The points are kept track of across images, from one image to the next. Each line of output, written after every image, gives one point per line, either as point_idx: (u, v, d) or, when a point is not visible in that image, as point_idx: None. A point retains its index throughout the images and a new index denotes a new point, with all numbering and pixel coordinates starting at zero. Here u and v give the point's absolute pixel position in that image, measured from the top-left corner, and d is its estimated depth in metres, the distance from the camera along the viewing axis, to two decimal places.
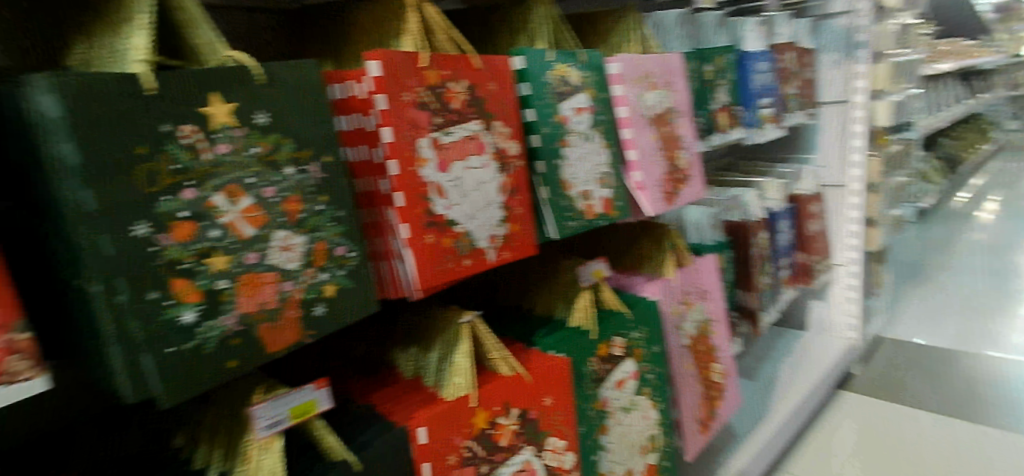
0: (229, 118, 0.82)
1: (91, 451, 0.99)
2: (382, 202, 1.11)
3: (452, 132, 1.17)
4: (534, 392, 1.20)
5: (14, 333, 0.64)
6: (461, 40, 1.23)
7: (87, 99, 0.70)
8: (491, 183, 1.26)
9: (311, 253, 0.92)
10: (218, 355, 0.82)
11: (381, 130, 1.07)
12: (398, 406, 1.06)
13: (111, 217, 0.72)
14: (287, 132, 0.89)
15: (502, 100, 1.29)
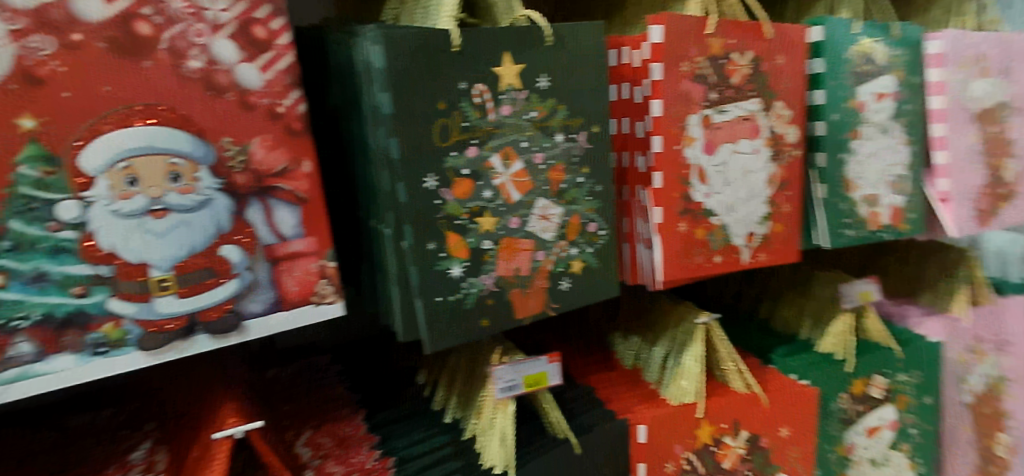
0: (511, 75, 0.80)
1: (357, 361, 1.11)
2: (636, 180, 0.96)
3: (727, 111, 0.94)
4: (778, 425, 1.08)
5: (326, 260, 0.72)
6: (753, 3, 0.97)
7: (405, 51, 0.73)
8: (759, 175, 0.99)
9: (568, 230, 0.87)
10: (476, 312, 0.81)
11: (649, 102, 0.91)
12: (621, 398, 1.05)
13: (409, 166, 0.75)
14: (564, 97, 0.85)
15: (793, 76, 1.01)
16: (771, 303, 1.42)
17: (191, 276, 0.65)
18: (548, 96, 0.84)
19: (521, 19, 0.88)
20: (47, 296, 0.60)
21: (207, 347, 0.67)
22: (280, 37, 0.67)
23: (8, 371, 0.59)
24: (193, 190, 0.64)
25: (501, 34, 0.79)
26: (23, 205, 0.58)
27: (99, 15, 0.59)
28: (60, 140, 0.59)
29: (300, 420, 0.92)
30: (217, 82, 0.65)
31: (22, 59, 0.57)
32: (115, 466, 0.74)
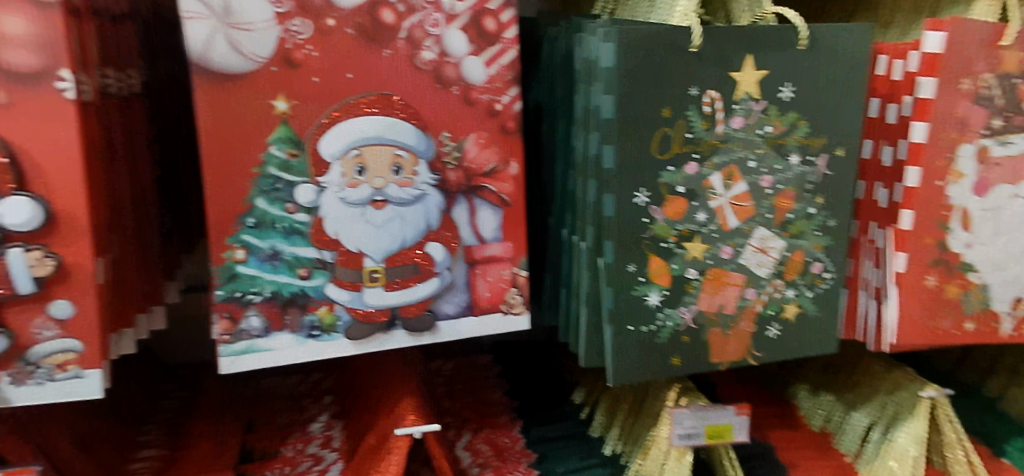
0: (748, 81, 0.71)
1: (517, 362, 1.05)
2: (872, 217, 0.82)
3: (1013, 143, 0.76)
4: None
5: (519, 269, 0.68)
6: None
7: (638, 50, 0.66)
8: None
9: (784, 268, 0.76)
10: (668, 348, 0.74)
11: (910, 125, 0.76)
12: (810, 475, 0.87)
13: (623, 177, 0.68)
14: (807, 112, 0.74)
15: None
16: (1008, 376, 1.02)
17: (398, 270, 0.64)
18: (786, 110, 0.73)
19: (766, 16, 0.76)
20: (278, 275, 0.62)
21: (403, 343, 0.66)
22: (510, 31, 0.66)
23: (238, 343, 0.62)
24: (411, 184, 0.63)
25: (748, 34, 0.70)
26: (270, 184, 0.60)
27: (353, 2, 0.60)
28: (307, 122, 0.60)
29: (461, 420, 0.88)
30: (446, 76, 0.64)
31: (284, 42, 0.59)
32: (298, 436, 0.77)
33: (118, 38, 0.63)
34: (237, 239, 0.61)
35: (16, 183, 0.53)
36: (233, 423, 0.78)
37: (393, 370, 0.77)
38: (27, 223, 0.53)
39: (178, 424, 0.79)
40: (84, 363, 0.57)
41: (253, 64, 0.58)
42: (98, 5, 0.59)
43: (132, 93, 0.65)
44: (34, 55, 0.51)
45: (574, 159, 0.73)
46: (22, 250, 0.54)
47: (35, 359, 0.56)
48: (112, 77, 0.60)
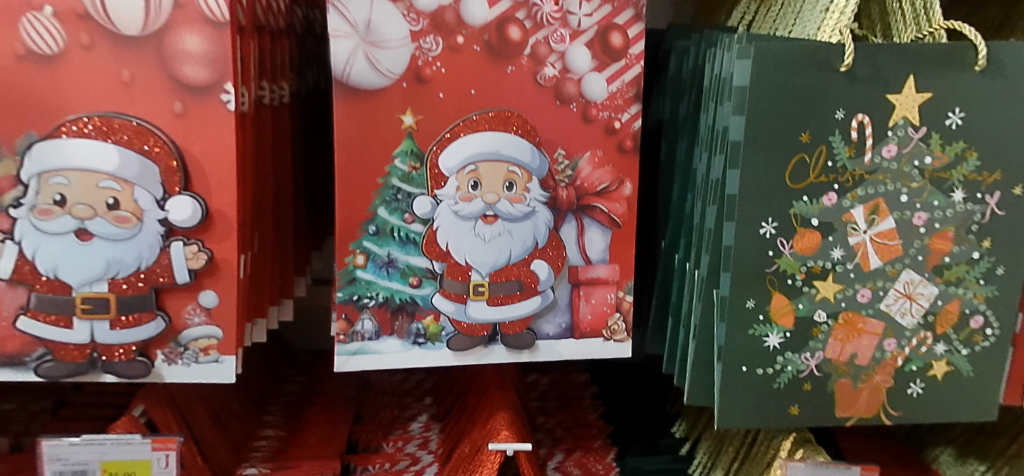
0: (907, 106, 0.63)
1: (616, 385, 1.02)
2: None
3: None
4: None
5: (625, 293, 0.67)
6: None
7: (777, 68, 0.61)
8: None
9: (932, 319, 0.68)
10: (787, 395, 0.68)
11: None
12: None
13: (748, 206, 0.63)
14: (978, 142, 0.64)
15: None
16: None
17: (502, 286, 0.64)
18: (951, 140, 0.64)
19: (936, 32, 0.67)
20: (391, 281, 0.62)
21: (502, 359, 0.65)
22: (636, 46, 0.64)
23: (352, 343, 0.63)
24: (522, 200, 0.63)
25: (910, 51, 0.62)
26: (392, 194, 0.61)
27: (482, 19, 0.61)
28: (430, 138, 0.61)
29: (554, 438, 0.86)
30: (566, 93, 0.63)
31: (415, 58, 0.60)
32: (399, 433, 0.82)
33: (276, 51, 0.66)
34: (358, 245, 0.62)
35: (184, 182, 0.58)
36: (343, 412, 0.84)
37: (491, 380, 0.80)
38: (191, 219, 0.58)
39: (297, 406, 0.88)
40: (223, 349, 0.61)
41: (386, 80, 0.60)
42: (259, 21, 0.62)
43: (284, 103, 0.67)
44: (209, 70, 0.57)
45: (694, 182, 0.70)
46: (183, 244, 0.59)
47: (185, 341, 0.61)
48: (267, 90, 0.64)
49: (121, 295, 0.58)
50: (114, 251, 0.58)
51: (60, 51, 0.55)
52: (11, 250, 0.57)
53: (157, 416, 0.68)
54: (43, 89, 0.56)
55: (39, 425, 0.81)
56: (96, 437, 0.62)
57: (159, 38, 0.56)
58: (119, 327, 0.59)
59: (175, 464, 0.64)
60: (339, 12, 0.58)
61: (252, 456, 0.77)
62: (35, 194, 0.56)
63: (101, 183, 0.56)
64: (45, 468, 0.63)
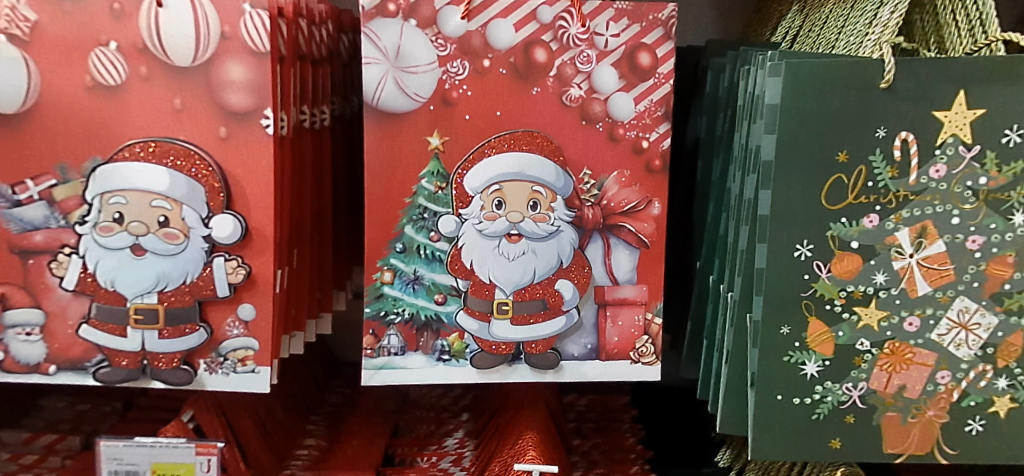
0: (958, 123, 0.59)
1: (657, 409, 1.00)
2: None
3: None
4: None
5: (653, 315, 0.67)
6: None
7: (811, 85, 0.57)
8: None
9: (990, 351, 0.63)
10: (827, 427, 0.64)
11: None
12: None
13: (781, 229, 0.60)
14: None
15: None
16: None
17: (526, 305, 0.65)
18: (1009, 159, 0.59)
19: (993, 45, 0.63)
20: (417, 298, 0.65)
21: (526, 378, 0.66)
22: (665, 65, 0.64)
23: (379, 358, 0.65)
24: (545, 220, 0.64)
25: (960, 64, 0.58)
26: (418, 213, 0.63)
27: (508, 43, 0.61)
28: (455, 159, 0.63)
29: (589, 460, 0.86)
30: (592, 113, 0.63)
31: (443, 82, 0.61)
32: (434, 449, 0.85)
33: (317, 78, 0.69)
34: (386, 262, 0.64)
35: (226, 202, 0.60)
36: (381, 425, 0.88)
37: (526, 400, 0.81)
38: (232, 236, 0.61)
39: (339, 418, 0.92)
40: (259, 360, 0.63)
41: (414, 103, 0.61)
42: (302, 50, 0.65)
43: (325, 126, 0.70)
44: (251, 97, 0.58)
45: (728, 201, 0.68)
46: (224, 260, 0.61)
47: (225, 352, 0.63)
48: (307, 114, 0.67)
49: (169, 306, 0.62)
50: (164, 265, 0.61)
51: (123, 82, 0.58)
52: (75, 263, 0.61)
53: (204, 422, 0.72)
54: (107, 117, 0.59)
55: (108, 425, 0.88)
56: (146, 440, 0.66)
57: (208, 69, 0.58)
58: (167, 336, 0.62)
59: (216, 468, 0.67)
60: (370, 40, 0.60)
61: (293, 464, 0.81)
62: (97, 213, 0.60)
63: (154, 202, 0.60)
64: (102, 466, 0.67)
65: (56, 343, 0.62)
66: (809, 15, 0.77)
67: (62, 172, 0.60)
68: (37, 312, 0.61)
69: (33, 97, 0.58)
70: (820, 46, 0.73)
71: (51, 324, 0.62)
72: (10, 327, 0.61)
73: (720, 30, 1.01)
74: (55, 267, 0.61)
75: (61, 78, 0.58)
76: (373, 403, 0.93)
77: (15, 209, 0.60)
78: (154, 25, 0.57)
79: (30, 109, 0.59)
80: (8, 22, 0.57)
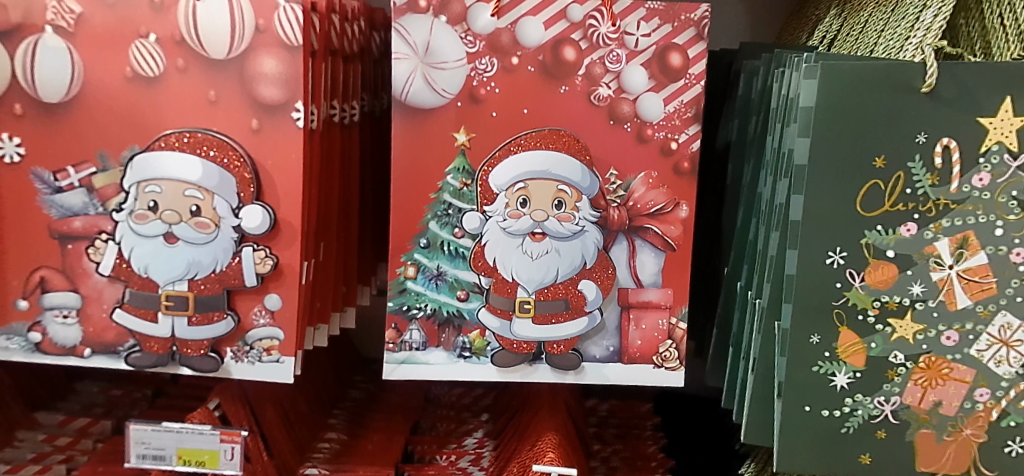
0: (1003, 129, 0.56)
1: (680, 420, 1.00)
2: None
3: None
4: None
5: (678, 320, 0.66)
6: None
7: (847, 88, 0.56)
8: None
9: None
10: (856, 441, 0.62)
11: None
12: None
13: (813, 235, 0.59)
14: None
15: None
16: None
17: (549, 304, 0.65)
18: None
19: None
20: (439, 294, 0.65)
21: (547, 378, 0.66)
22: (696, 66, 0.63)
23: (400, 352, 0.65)
24: (570, 219, 0.63)
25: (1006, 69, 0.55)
26: (443, 209, 0.63)
27: (537, 40, 0.61)
28: (481, 156, 0.62)
29: (609, 466, 0.85)
30: (620, 113, 0.63)
31: (471, 79, 0.61)
32: (453, 447, 0.85)
33: (348, 75, 0.70)
34: (410, 257, 0.64)
35: (255, 193, 0.60)
36: (402, 422, 0.88)
37: (544, 401, 0.80)
38: (261, 227, 0.60)
39: (360, 413, 0.93)
40: (284, 350, 0.63)
41: (442, 99, 0.61)
42: (333, 46, 0.66)
43: (354, 122, 0.71)
44: (283, 90, 0.58)
45: (758, 206, 0.67)
46: (252, 250, 0.61)
47: (251, 341, 0.63)
48: (337, 109, 0.67)
49: (199, 295, 0.62)
50: (194, 254, 0.61)
51: (161, 74, 0.59)
52: (111, 249, 0.61)
53: (230, 411, 0.72)
54: (144, 107, 0.59)
55: (138, 411, 0.90)
56: (174, 425, 0.67)
57: (242, 62, 0.58)
58: (196, 323, 0.62)
59: (239, 456, 0.67)
60: (400, 36, 0.61)
61: (314, 456, 0.82)
62: (133, 200, 0.60)
63: (187, 191, 0.60)
64: (131, 450, 0.68)
65: (91, 326, 0.62)
66: (847, 19, 0.75)
67: (102, 160, 0.60)
68: (74, 296, 0.62)
69: (76, 87, 0.59)
70: (858, 50, 0.71)
71: (87, 308, 0.62)
72: (47, 309, 0.62)
73: (754, 35, 0.99)
74: (92, 253, 0.61)
75: (102, 69, 0.59)
76: (398, 400, 0.94)
77: (56, 195, 0.61)
78: (192, 17, 0.58)
79: (70, 99, 0.59)
80: (55, 14, 0.58)
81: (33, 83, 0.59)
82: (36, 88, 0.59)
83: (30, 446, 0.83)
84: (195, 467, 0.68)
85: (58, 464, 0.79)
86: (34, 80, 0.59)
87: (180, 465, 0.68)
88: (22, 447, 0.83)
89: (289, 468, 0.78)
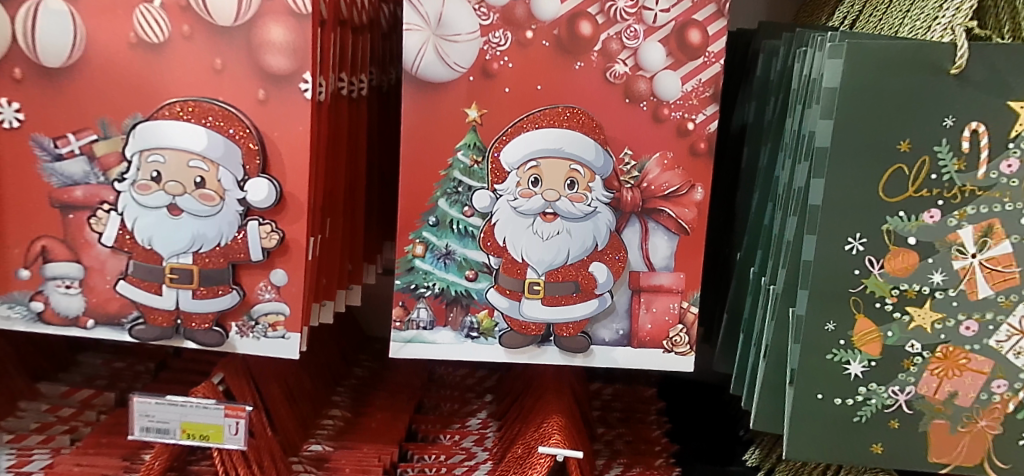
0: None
1: (684, 403, 0.99)
2: None
3: None
4: None
5: (689, 304, 0.65)
6: None
7: (874, 69, 0.54)
8: None
9: None
10: (868, 431, 0.61)
11: None
12: None
13: (832, 220, 0.57)
14: None
15: None
16: None
17: (559, 286, 0.64)
18: None
19: None
20: (448, 273, 0.64)
21: (555, 361, 0.65)
22: (716, 44, 0.61)
23: (407, 331, 0.64)
24: (583, 200, 0.62)
25: None
26: (453, 187, 0.62)
27: (554, 14, 0.59)
28: (493, 132, 0.61)
29: (613, 450, 0.85)
30: (637, 91, 0.61)
31: (484, 53, 0.59)
32: (457, 427, 0.84)
33: (356, 46, 0.68)
34: (418, 235, 0.63)
35: (262, 165, 0.58)
36: (405, 401, 0.88)
37: (549, 383, 0.79)
38: (266, 201, 0.59)
39: (363, 391, 0.93)
40: (289, 326, 0.62)
41: (454, 73, 0.60)
42: (342, 16, 0.64)
43: (362, 96, 0.69)
44: (291, 60, 0.57)
45: (775, 190, 0.65)
46: (258, 224, 0.60)
47: (256, 315, 0.62)
48: (345, 81, 0.66)
49: (203, 268, 0.60)
50: (199, 226, 0.59)
51: (165, 40, 0.57)
52: (114, 220, 0.60)
53: (234, 386, 0.70)
54: (147, 75, 0.58)
55: (142, 384, 0.89)
56: (177, 399, 0.66)
57: (249, 30, 0.57)
58: (200, 296, 0.61)
59: (244, 431, 0.66)
60: (412, 6, 0.59)
61: (318, 433, 0.82)
62: (136, 170, 0.59)
63: (191, 162, 0.58)
64: (134, 422, 0.67)
65: (94, 297, 0.61)
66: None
67: (104, 127, 0.59)
68: (76, 266, 0.61)
69: (77, 52, 0.57)
70: (882, 31, 0.68)
71: (90, 279, 0.61)
72: (49, 279, 0.61)
73: (771, 14, 0.97)
74: (95, 223, 0.60)
75: (105, 34, 0.57)
76: (401, 379, 0.93)
77: (57, 163, 0.60)
78: None
79: (72, 64, 0.58)
80: None
81: (33, 47, 0.57)
82: (36, 52, 0.57)
83: (33, 417, 0.83)
84: (198, 441, 0.67)
85: (61, 435, 0.79)
86: (34, 44, 0.57)
87: (184, 439, 0.67)
88: (25, 417, 0.83)
89: (293, 445, 0.78)
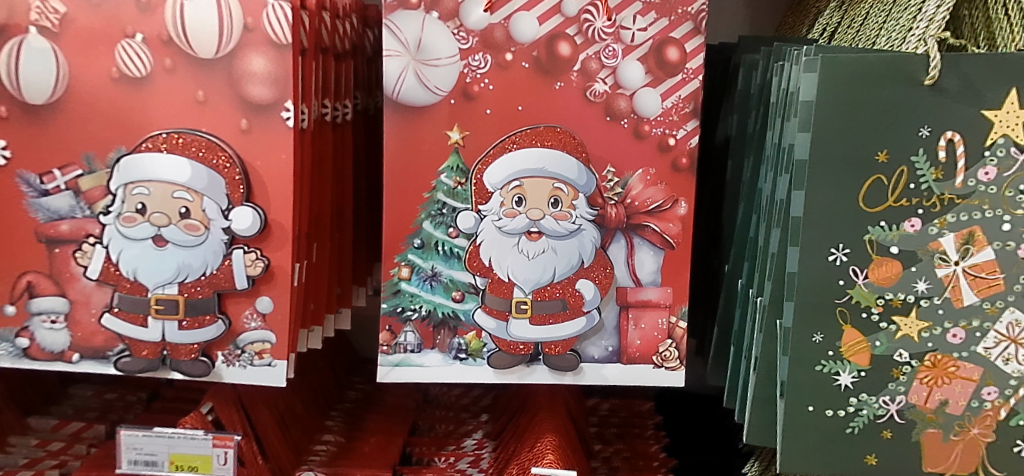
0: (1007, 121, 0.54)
1: (682, 420, 0.99)
2: None
3: None
4: None
5: (678, 319, 0.65)
6: None
7: (848, 82, 0.54)
8: None
9: None
10: (861, 442, 0.61)
11: None
12: None
13: (815, 232, 0.57)
14: None
15: None
16: None
17: (546, 304, 0.64)
18: None
19: None
20: (434, 294, 0.64)
21: (545, 380, 0.65)
22: (694, 60, 0.61)
23: (395, 355, 0.64)
24: (567, 218, 0.62)
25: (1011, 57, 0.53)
26: (437, 209, 0.62)
27: (532, 36, 0.60)
28: (475, 153, 0.61)
29: (610, 467, 0.84)
30: (617, 108, 0.61)
31: (463, 76, 0.60)
32: (452, 449, 0.84)
33: (339, 73, 0.68)
34: (404, 258, 0.63)
35: (245, 194, 0.59)
36: (399, 424, 0.88)
37: (543, 402, 0.79)
38: (250, 229, 0.59)
39: (357, 415, 0.92)
40: (276, 353, 0.62)
41: (435, 97, 0.60)
42: (324, 44, 0.64)
43: (346, 121, 0.70)
44: (272, 89, 0.57)
45: (759, 203, 0.65)
46: (243, 252, 0.60)
47: (242, 344, 0.62)
48: (329, 107, 0.66)
49: (190, 298, 0.61)
50: (184, 256, 0.60)
51: (148, 74, 0.58)
52: (99, 253, 0.60)
53: (224, 416, 0.71)
54: (130, 108, 0.58)
55: (134, 414, 0.89)
56: (165, 430, 0.66)
57: (231, 61, 0.57)
58: (186, 327, 0.61)
59: (233, 461, 0.66)
60: (392, 32, 0.59)
61: (311, 459, 0.81)
62: (121, 203, 0.59)
63: (176, 193, 0.59)
64: (123, 456, 0.67)
65: (80, 331, 0.61)
66: (848, 11, 0.74)
67: (89, 162, 0.59)
68: (62, 300, 0.61)
69: (61, 88, 0.58)
70: (859, 43, 0.69)
71: (76, 312, 0.61)
72: (35, 314, 0.61)
73: (753, 27, 0.98)
74: (80, 257, 0.60)
75: (88, 70, 0.58)
76: (395, 401, 0.93)
77: (42, 198, 0.60)
78: (179, 17, 0.57)
79: (56, 100, 0.58)
80: (39, 14, 0.57)
81: (18, 86, 0.58)
82: (21, 91, 0.58)
83: (23, 452, 0.83)
84: (187, 472, 0.67)
85: (50, 469, 0.78)
86: (19, 83, 0.58)
87: (172, 471, 0.67)
88: (15, 452, 0.82)
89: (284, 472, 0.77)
